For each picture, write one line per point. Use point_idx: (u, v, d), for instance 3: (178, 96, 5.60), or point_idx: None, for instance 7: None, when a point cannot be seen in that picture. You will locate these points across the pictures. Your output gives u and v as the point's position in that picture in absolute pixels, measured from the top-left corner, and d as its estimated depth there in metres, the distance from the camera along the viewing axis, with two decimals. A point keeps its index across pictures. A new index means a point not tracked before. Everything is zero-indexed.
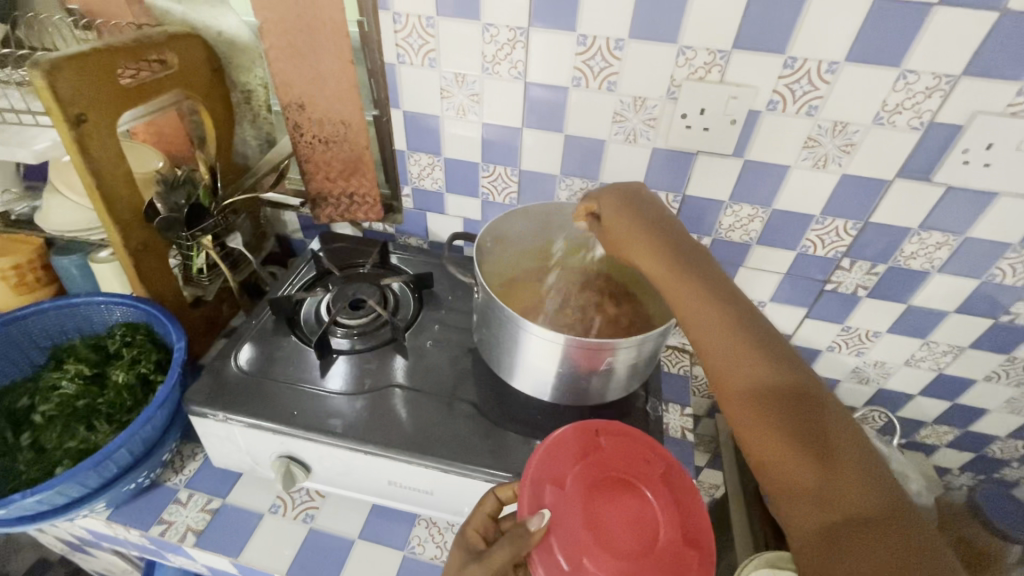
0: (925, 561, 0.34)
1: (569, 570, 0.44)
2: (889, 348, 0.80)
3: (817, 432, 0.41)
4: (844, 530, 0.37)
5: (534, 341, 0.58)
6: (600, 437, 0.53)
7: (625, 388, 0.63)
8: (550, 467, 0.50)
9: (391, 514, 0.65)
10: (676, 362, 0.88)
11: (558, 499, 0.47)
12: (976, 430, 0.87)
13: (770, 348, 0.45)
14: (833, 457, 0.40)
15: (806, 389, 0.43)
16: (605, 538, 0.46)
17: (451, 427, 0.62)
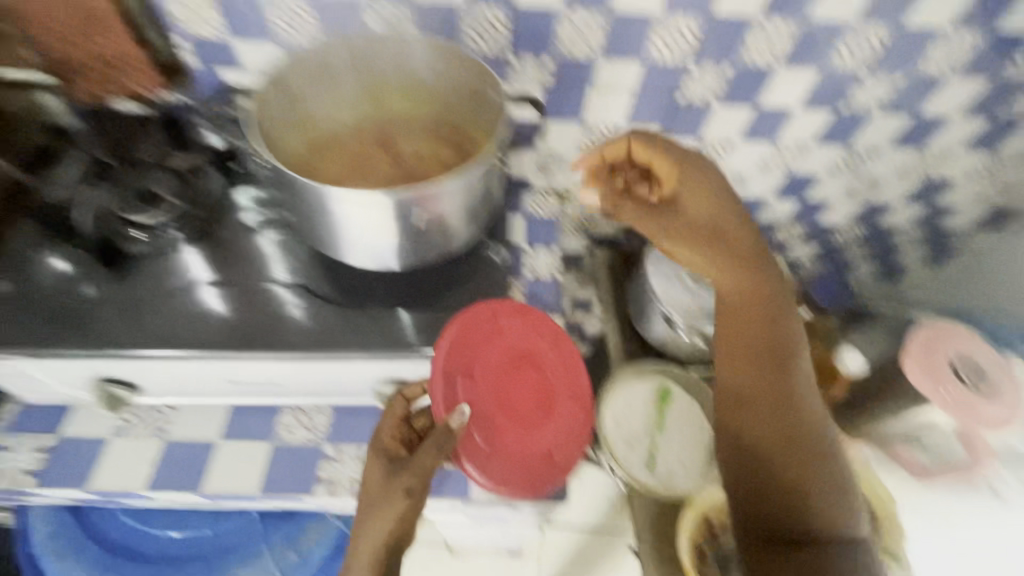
0: (805, 446, 0.53)
1: (489, 448, 0.53)
2: (744, 156, 0.80)
3: (777, 361, 0.56)
4: (754, 452, 0.54)
5: (344, 206, 0.50)
6: (501, 321, 0.57)
7: (467, 232, 0.58)
8: (457, 366, 0.53)
9: (252, 409, 0.63)
10: (544, 206, 0.84)
11: (470, 392, 0.53)
12: (822, 222, 0.93)
13: (750, 276, 0.57)
14: (785, 371, 0.56)
15: (782, 354, 0.56)
16: (511, 411, 0.55)
17: (291, 313, 0.58)
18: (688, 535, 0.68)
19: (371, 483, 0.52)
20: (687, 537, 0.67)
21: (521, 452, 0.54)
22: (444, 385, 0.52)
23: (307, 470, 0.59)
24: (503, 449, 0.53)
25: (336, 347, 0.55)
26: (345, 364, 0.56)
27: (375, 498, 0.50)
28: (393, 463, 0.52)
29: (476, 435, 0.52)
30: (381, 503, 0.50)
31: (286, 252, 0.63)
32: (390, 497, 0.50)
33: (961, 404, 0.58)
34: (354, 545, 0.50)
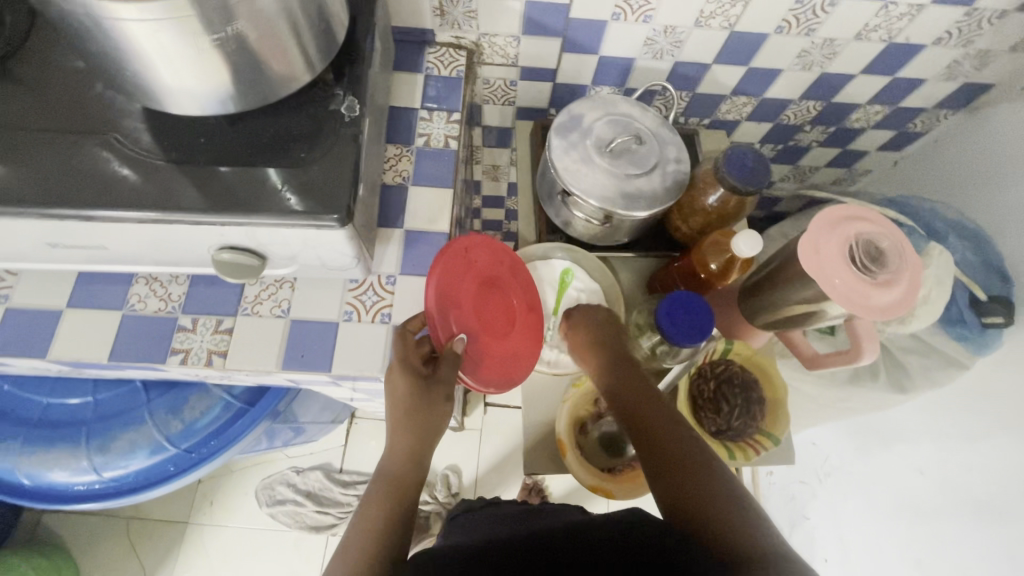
0: (688, 466, 0.50)
1: (481, 363, 0.59)
2: (675, 7, 0.67)
3: (655, 439, 0.53)
4: (662, 468, 0.51)
5: (132, 29, 0.38)
6: (470, 253, 0.59)
7: (301, 63, 0.48)
8: (451, 294, 0.55)
9: (102, 278, 0.58)
10: (448, 64, 0.73)
11: (461, 319, 0.56)
12: (771, 96, 0.83)
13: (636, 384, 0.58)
14: (660, 434, 0.53)
15: (657, 413, 0.55)
16: (490, 329, 0.61)
17: (117, 169, 0.48)
18: (568, 406, 0.69)
19: (402, 399, 0.55)
20: (566, 408, 0.69)
21: (504, 359, 0.62)
22: (443, 316, 0.53)
23: (159, 340, 0.57)
24: (491, 360, 0.60)
25: (183, 209, 0.47)
26: (198, 229, 0.48)
27: (411, 411, 0.54)
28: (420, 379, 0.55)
29: (473, 352, 0.58)
30: (422, 414, 0.55)
31: (106, 96, 0.51)
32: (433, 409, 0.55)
33: (846, 292, 0.53)
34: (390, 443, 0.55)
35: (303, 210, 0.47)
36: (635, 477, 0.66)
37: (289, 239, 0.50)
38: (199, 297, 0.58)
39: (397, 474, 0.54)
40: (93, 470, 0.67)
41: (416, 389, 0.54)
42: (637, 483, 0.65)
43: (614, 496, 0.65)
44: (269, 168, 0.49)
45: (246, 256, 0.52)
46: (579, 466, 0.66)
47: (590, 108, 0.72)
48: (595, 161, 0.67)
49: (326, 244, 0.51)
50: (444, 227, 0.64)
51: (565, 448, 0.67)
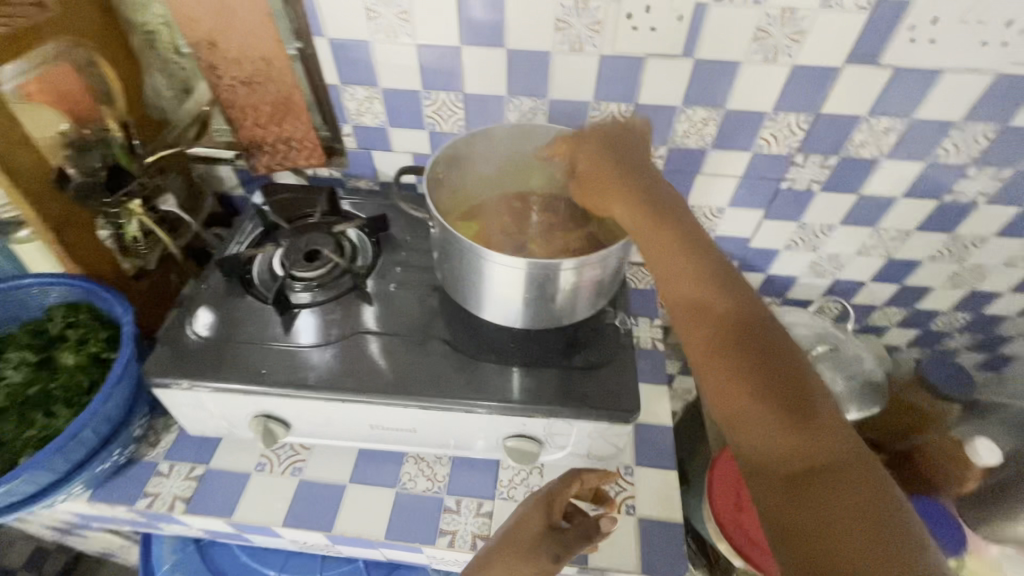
0: (826, 483, 0.36)
1: None
2: (842, 240, 0.82)
3: (797, 400, 0.39)
4: (816, 477, 0.36)
5: (497, 270, 0.56)
6: None
7: (593, 306, 0.62)
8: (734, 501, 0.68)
9: (377, 456, 0.66)
10: (643, 279, 0.88)
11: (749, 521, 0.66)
12: (922, 307, 0.93)
13: (750, 330, 0.42)
14: (804, 408, 0.39)
15: (779, 368, 0.41)
16: None
17: (437, 365, 0.60)
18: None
19: (523, 532, 0.50)
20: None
21: None
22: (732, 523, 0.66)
23: (428, 519, 0.61)
24: None
25: (490, 400, 0.57)
26: (492, 420, 0.58)
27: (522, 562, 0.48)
28: (549, 527, 0.51)
29: None
30: (513, 563, 0.47)
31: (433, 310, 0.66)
32: (530, 561, 0.47)
33: None
34: (490, 560, 0.48)
35: (598, 411, 0.56)
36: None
37: (569, 431, 0.58)
38: (461, 478, 0.65)
39: None
40: None
41: (541, 534, 0.50)
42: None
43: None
44: (552, 371, 0.60)
45: (529, 443, 0.59)
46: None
47: None
48: None
49: (601, 437, 0.58)
50: (667, 420, 0.70)
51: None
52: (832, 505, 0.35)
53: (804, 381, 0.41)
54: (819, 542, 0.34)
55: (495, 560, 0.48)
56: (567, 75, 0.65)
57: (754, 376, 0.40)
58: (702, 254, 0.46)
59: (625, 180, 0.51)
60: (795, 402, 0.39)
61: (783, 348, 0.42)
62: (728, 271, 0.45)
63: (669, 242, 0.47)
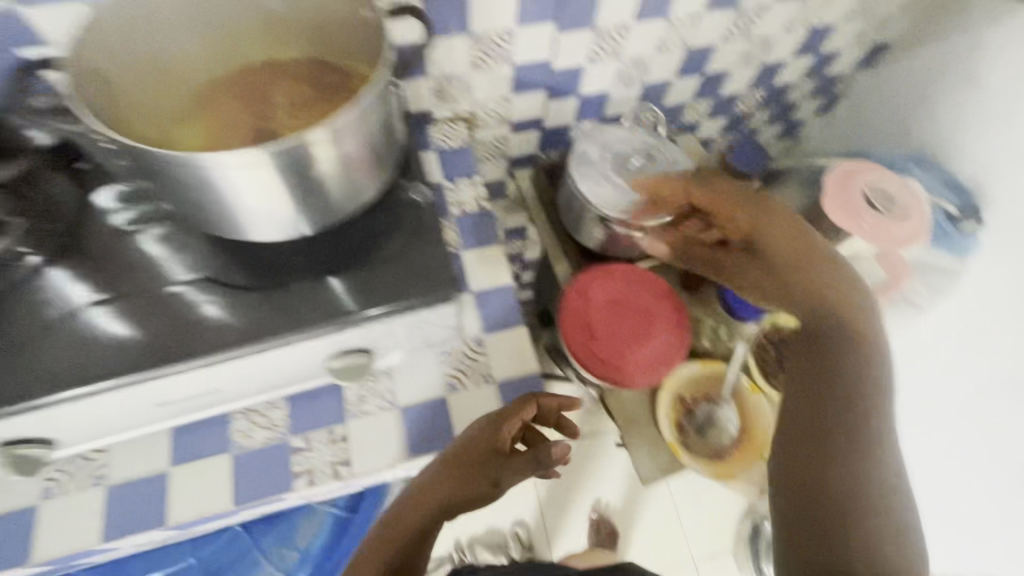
0: (818, 492, 0.42)
1: (631, 367, 0.68)
2: (640, 40, 0.77)
3: (819, 441, 0.44)
4: (803, 451, 0.44)
5: (227, 176, 0.42)
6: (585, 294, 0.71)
7: (375, 181, 0.51)
8: (582, 333, 0.69)
9: (197, 426, 0.56)
10: (454, 135, 0.78)
11: (599, 347, 0.69)
12: (725, 93, 0.95)
13: (836, 342, 0.50)
14: (824, 442, 0.44)
15: (828, 419, 0.45)
16: (627, 337, 0.69)
17: (212, 306, 0.49)
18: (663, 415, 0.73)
19: (465, 451, 0.52)
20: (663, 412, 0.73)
21: (651, 355, 0.69)
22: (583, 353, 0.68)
23: (280, 470, 0.55)
24: (640, 363, 0.69)
25: (289, 329, 0.48)
26: (303, 349, 0.50)
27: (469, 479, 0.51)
28: (495, 447, 0.53)
29: (625, 365, 0.68)
30: (453, 475, 0.50)
31: (185, 245, 0.53)
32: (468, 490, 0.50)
33: (875, 230, 0.63)
34: (430, 481, 0.50)
35: (414, 300, 0.50)
36: (739, 461, 0.72)
37: (393, 331, 0.52)
38: (303, 414, 0.58)
39: (381, 532, 0.49)
40: None
41: (483, 453, 0.52)
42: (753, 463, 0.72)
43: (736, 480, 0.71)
44: (356, 273, 0.51)
45: (354, 356, 0.53)
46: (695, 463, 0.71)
47: (590, 143, 0.78)
48: (619, 184, 0.75)
49: (431, 324, 0.53)
50: (508, 280, 0.67)
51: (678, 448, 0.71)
52: (805, 456, 0.44)
53: (842, 403, 0.46)
54: (803, 499, 0.42)
55: (434, 478, 0.50)
56: None
57: (819, 366, 0.48)
58: (834, 267, 0.55)
59: (735, 199, 0.63)
60: (819, 385, 0.48)
61: (838, 331, 0.51)
62: (835, 298, 0.53)
63: (801, 254, 0.57)
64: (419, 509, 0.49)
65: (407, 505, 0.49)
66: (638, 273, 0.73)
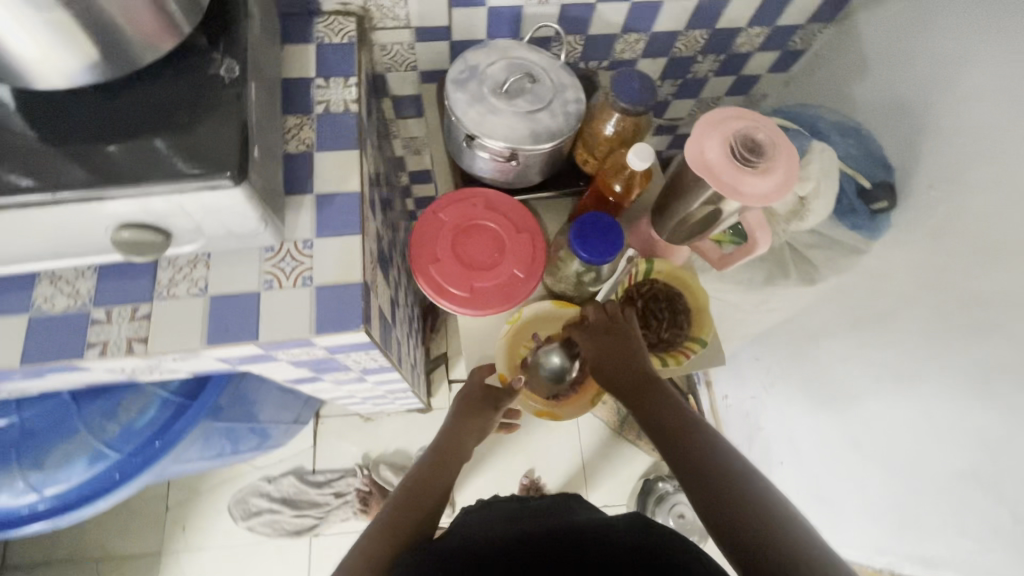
0: (750, 519, 0.51)
1: (471, 294, 0.66)
2: None
3: (713, 491, 0.54)
4: (723, 506, 0.53)
5: None
6: (440, 215, 0.69)
7: (172, 35, 0.49)
8: (428, 253, 0.67)
9: (1, 285, 0.56)
10: (338, 31, 0.73)
11: (442, 269, 0.67)
12: (660, 29, 0.88)
13: (679, 419, 0.61)
14: (714, 489, 0.54)
15: (702, 466, 0.56)
16: (473, 263, 0.67)
17: (5, 155, 0.47)
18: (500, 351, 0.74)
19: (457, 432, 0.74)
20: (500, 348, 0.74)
21: (495, 285, 0.67)
22: (424, 275, 0.66)
23: (78, 338, 0.55)
24: (481, 291, 0.67)
25: (56, 188, 0.46)
26: (83, 208, 0.48)
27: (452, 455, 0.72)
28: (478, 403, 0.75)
29: (465, 292, 0.66)
30: (465, 419, 0.75)
31: None
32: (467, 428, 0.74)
33: (732, 184, 0.58)
34: (421, 484, 0.66)
35: (195, 173, 0.47)
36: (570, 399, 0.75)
37: (184, 207, 0.50)
38: (111, 288, 0.57)
39: (388, 537, 0.58)
40: (33, 488, 0.66)
41: (468, 408, 0.75)
42: (582, 405, 0.74)
43: (561, 418, 0.74)
44: (157, 140, 0.49)
45: (148, 234, 0.52)
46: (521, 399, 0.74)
47: (480, 53, 0.72)
48: (494, 105, 0.69)
49: (225, 208, 0.51)
50: (355, 187, 0.64)
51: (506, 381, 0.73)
52: (715, 499, 0.53)
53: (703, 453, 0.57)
54: (736, 543, 0.51)
55: (406, 495, 0.65)
56: None
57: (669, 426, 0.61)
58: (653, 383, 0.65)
59: (608, 330, 0.68)
60: (677, 437, 0.60)
61: (661, 400, 0.63)
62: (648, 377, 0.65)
63: (643, 383, 0.65)
64: (424, 506, 0.63)
65: (401, 513, 0.62)
66: (501, 201, 0.70)
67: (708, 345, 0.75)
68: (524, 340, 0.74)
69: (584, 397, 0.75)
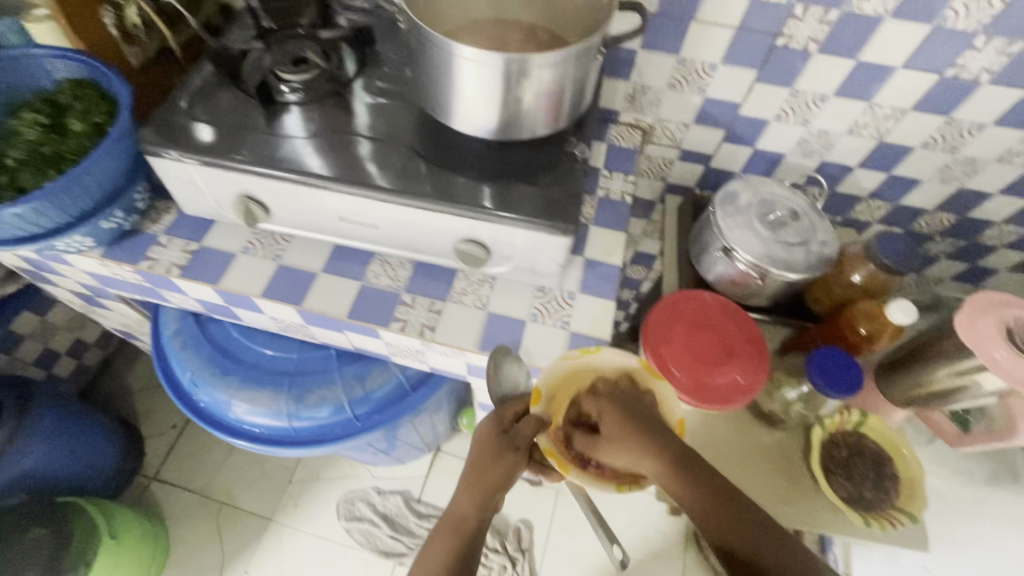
0: None
1: (692, 385, 0.72)
2: (833, 115, 0.80)
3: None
4: None
5: (466, 69, 0.57)
6: (679, 306, 0.76)
7: (553, 123, 0.64)
8: (661, 336, 0.74)
9: (347, 256, 0.73)
10: (626, 137, 0.89)
11: (670, 354, 0.73)
12: (906, 203, 0.92)
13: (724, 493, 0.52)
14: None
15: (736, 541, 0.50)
16: (700, 358, 0.73)
17: (405, 169, 0.64)
18: (561, 370, 0.61)
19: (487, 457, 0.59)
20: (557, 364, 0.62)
21: (716, 384, 0.71)
22: (654, 356, 0.73)
23: (389, 311, 0.70)
24: (703, 385, 0.71)
25: (446, 201, 0.62)
26: (447, 219, 0.63)
27: (491, 487, 0.58)
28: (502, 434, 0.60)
29: (688, 381, 0.72)
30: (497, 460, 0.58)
31: (400, 123, 0.69)
32: (499, 466, 0.58)
33: (1009, 367, 0.58)
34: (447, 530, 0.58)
35: (544, 219, 0.61)
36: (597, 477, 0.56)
37: (518, 240, 0.64)
38: (419, 282, 0.72)
39: None
40: (286, 416, 0.79)
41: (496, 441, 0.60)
42: (603, 483, 0.56)
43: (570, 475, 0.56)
44: (499, 184, 0.64)
45: (479, 250, 0.65)
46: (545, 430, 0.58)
47: (742, 185, 0.83)
48: (754, 227, 0.77)
49: (545, 248, 0.64)
50: (617, 261, 0.75)
51: (538, 398, 0.60)
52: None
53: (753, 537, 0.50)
54: None
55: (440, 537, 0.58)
56: None
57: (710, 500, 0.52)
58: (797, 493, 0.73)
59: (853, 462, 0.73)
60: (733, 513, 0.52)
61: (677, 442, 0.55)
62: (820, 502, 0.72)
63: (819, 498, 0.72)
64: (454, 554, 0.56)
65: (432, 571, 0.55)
66: (735, 310, 0.77)
67: (916, 523, 0.70)
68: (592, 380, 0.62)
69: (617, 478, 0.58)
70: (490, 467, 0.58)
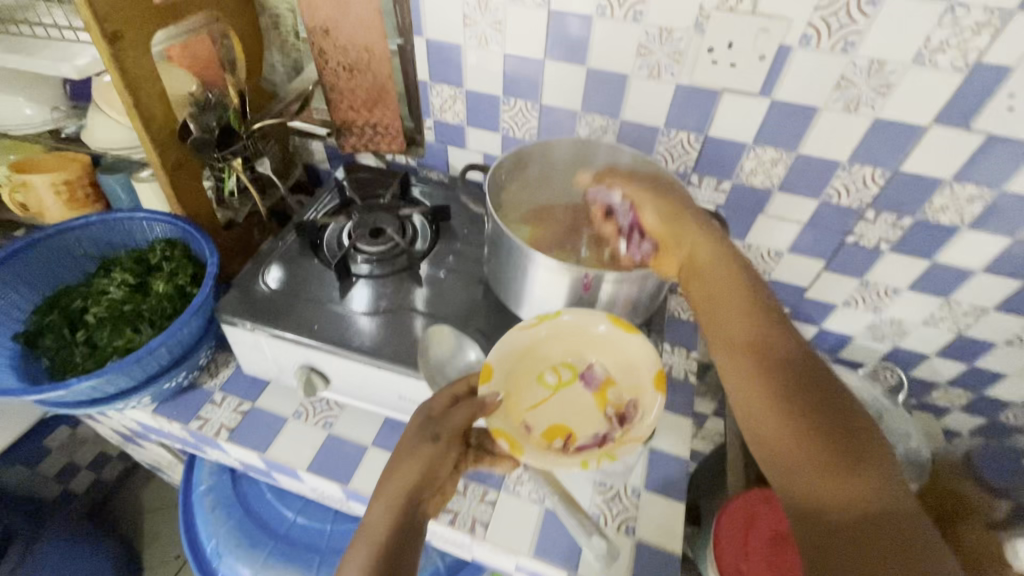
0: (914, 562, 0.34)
1: None
2: (907, 306, 0.78)
3: (845, 434, 0.41)
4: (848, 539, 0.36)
5: (541, 273, 0.56)
6: (755, 509, 0.69)
7: (627, 323, 0.62)
8: (739, 546, 0.67)
9: (400, 427, 0.70)
10: (687, 309, 0.87)
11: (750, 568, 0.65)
12: (990, 395, 0.85)
13: (814, 391, 0.44)
14: (856, 460, 0.40)
15: (836, 445, 0.40)
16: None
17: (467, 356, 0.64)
18: (513, 346, 0.55)
19: (403, 450, 0.48)
20: (513, 338, 0.55)
21: None
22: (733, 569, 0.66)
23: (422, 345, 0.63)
24: None
25: None
26: None
27: (409, 485, 0.46)
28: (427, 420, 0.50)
29: None
30: (417, 449, 0.47)
31: (469, 302, 0.69)
32: (415, 456, 0.47)
33: None
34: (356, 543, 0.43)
35: None
36: (559, 456, 0.49)
37: None
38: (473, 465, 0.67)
39: None
40: None
41: (417, 430, 0.49)
42: (564, 461, 0.48)
43: (520, 454, 0.48)
44: None
45: None
46: (486, 403, 0.50)
47: None
48: None
49: None
50: (685, 454, 0.69)
51: (487, 376, 0.52)
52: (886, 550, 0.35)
53: (836, 418, 0.42)
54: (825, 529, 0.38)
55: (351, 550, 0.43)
56: (643, 100, 0.68)
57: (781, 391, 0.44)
58: None
59: None
60: (820, 418, 0.42)
61: (782, 341, 0.47)
62: None
63: None
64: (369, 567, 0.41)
65: None
66: None
67: None
68: (550, 351, 0.56)
69: (579, 455, 0.48)
70: (406, 461, 0.47)
